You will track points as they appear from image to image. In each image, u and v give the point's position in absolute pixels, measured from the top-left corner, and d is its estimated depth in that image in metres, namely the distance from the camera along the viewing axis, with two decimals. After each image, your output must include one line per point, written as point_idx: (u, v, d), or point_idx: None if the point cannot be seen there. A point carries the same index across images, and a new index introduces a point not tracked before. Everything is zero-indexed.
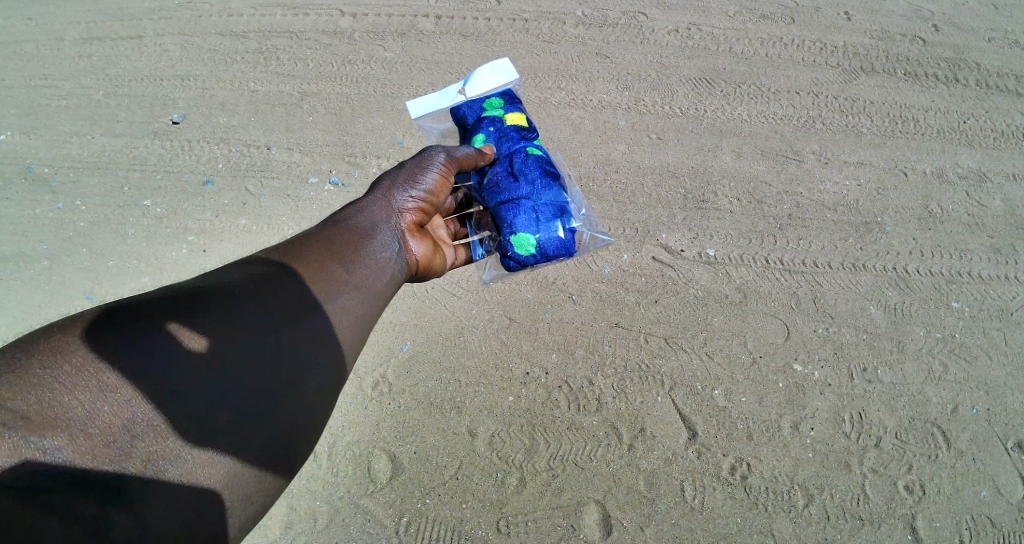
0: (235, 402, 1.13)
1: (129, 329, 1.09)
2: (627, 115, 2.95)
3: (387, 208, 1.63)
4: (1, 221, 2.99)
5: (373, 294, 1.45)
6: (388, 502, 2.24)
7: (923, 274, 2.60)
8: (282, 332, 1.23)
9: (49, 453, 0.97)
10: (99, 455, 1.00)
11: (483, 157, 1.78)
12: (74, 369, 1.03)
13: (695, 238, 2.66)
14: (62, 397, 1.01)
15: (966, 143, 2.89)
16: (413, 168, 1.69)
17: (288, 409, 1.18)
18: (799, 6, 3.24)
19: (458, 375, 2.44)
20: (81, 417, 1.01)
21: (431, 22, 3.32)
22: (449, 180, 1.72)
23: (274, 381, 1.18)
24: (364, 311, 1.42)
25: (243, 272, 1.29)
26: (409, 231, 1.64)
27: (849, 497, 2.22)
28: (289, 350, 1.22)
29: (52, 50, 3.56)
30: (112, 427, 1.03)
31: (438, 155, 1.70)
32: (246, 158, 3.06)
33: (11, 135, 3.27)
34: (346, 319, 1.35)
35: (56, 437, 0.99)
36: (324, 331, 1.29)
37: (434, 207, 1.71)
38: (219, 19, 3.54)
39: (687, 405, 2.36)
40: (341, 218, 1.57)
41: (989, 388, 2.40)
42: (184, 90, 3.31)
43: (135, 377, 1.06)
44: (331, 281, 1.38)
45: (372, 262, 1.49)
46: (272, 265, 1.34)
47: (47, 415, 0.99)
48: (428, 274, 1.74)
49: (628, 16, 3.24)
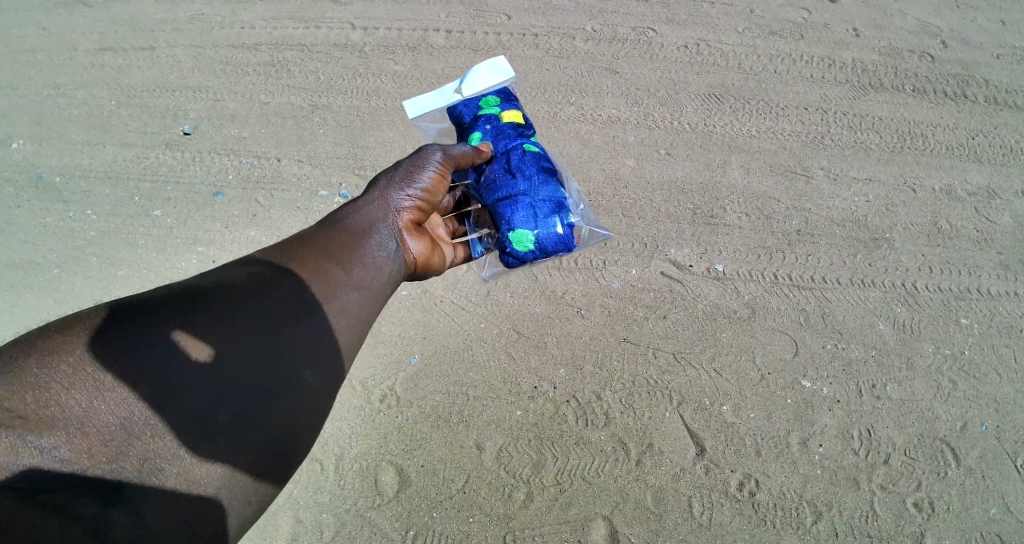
0: (234, 402, 1.14)
1: (131, 327, 1.10)
2: (636, 130, 2.97)
3: (385, 207, 1.61)
4: (12, 230, 3.02)
5: (372, 293, 1.45)
6: (395, 515, 2.24)
7: (932, 290, 2.59)
8: (282, 333, 1.24)
9: (47, 452, 0.99)
10: (96, 455, 1.02)
11: (480, 155, 1.80)
12: (72, 368, 1.04)
13: (704, 254, 2.67)
14: (59, 396, 1.03)
15: (975, 159, 2.89)
16: (410, 166, 1.67)
17: (287, 409, 1.19)
18: (808, 22, 3.26)
19: (466, 388, 2.44)
20: (78, 415, 1.03)
21: (442, 36, 3.35)
22: (446, 178, 1.71)
23: (273, 381, 1.19)
24: (365, 309, 1.42)
25: (244, 269, 1.30)
26: (407, 228, 1.62)
27: (858, 514, 2.21)
28: (289, 350, 1.23)
29: (65, 60, 3.60)
30: (110, 426, 1.04)
31: (435, 152, 1.69)
32: (257, 169, 3.08)
33: (24, 144, 3.31)
34: (346, 319, 1.35)
35: (53, 436, 1.00)
36: (324, 332, 1.30)
37: (432, 205, 1.69)
38: (231, 31, 3.58)
39: (695, 421, 2.36)
40: (338, 217, 1.54)
41: (999, 405, 2.38)
42: (195, 101, 3.34)
43: (137, 375, 1.07)
44: (330, 279, 1.38)
45: (370, 262, 1.48)
46: (270, 263, 1.34)
47: (43, 415, 1.00)
48: (426, 273, 1.72)
49: (638, 31, 3.26)
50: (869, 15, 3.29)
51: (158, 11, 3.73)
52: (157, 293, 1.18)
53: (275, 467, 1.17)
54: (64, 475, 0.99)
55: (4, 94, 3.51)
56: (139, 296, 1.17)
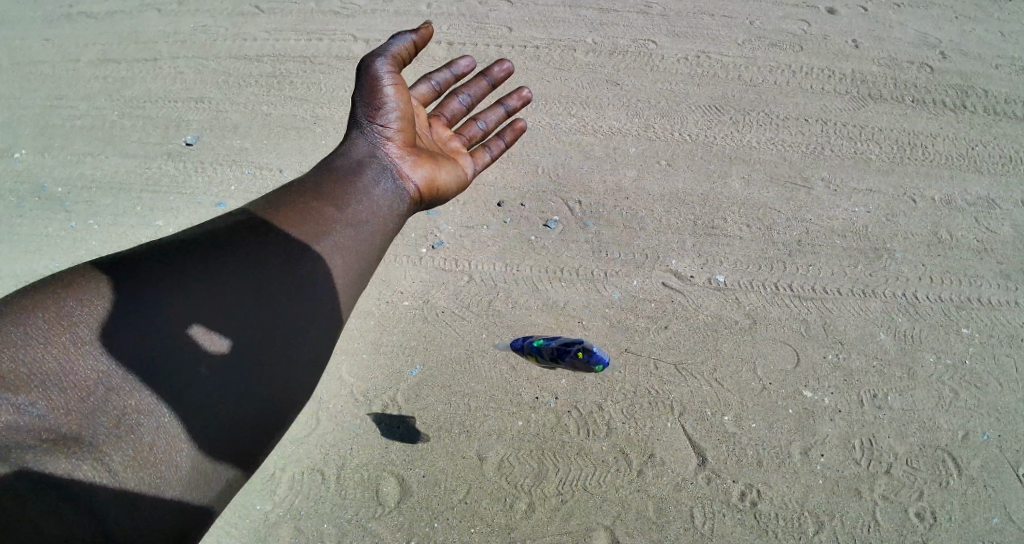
0: (233, 369, 1.28)
1: (124, 285, 1.25)
2: (637, 141, 2.99)
3: (373, 140, 1.79)
4: (15, 240, 3.04)
5: (371, 225, 1.62)
6: (397, 526, 2.24)
7: (932, 300, 2.60)
8: (279, 306, 1.39)
9: (24, 410, 1.09)
10: (74, 411, 1.13)
11: (421, 40, 1.91)
12: (48, 324, 1.16)
13: (705, 264, 2.68)
14: (36, 351, 1.13)
15: (974, 170, 2.90)
16: (368, 88, 1.81)
17: (279, 383, 1.34)
18: (807, 34, 3.28)
19: (468, 399, 2.44)
20: (54, 370, 1.14)
21: (443, 48, 3.38)
22: (403, 82, 1.87)
23: (266, 356, 1.33)
24: (375, 230, 1.62)
25: (235, 227, 1.46)
26: (401, 158, 1.80)
27: (860, 523, 2.21)
28: (283, 324, 1.38)
29: (68, 71, 3.63)
30: (88, 380, 1.16)
31: (379, 62, 1.82)
32: (259, 180, 3.10)
33: (27, 154, 3.34)
34: (345, 262, 1.51)
35: (29, 394, 1.10)
36: (321, 302, 1.45)
37: (410, 116, 1.87)
38: (234, 43, 3.61)
39: (696, 431, 2.36)
40: (330, 164, 1.72)
41: (1000, 414, 2.39)
42: (198, 112, 3.37)
43: (127, 329, 1.22)
44: (331, 221, 1.54)
45: (365, 202, 1.64)
46: (265, 216, 1.49)
47: (18, 371, 1.10)
48: (437, 191, 1.92)
49: (638, 43, 3.28)
50: (868, 26, 3.32)
51: (161, 23, 3.76)
52: (141, 253, 1.33)
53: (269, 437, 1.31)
54: (41, 431, 1.09)
55: (9, 106, 3.54)
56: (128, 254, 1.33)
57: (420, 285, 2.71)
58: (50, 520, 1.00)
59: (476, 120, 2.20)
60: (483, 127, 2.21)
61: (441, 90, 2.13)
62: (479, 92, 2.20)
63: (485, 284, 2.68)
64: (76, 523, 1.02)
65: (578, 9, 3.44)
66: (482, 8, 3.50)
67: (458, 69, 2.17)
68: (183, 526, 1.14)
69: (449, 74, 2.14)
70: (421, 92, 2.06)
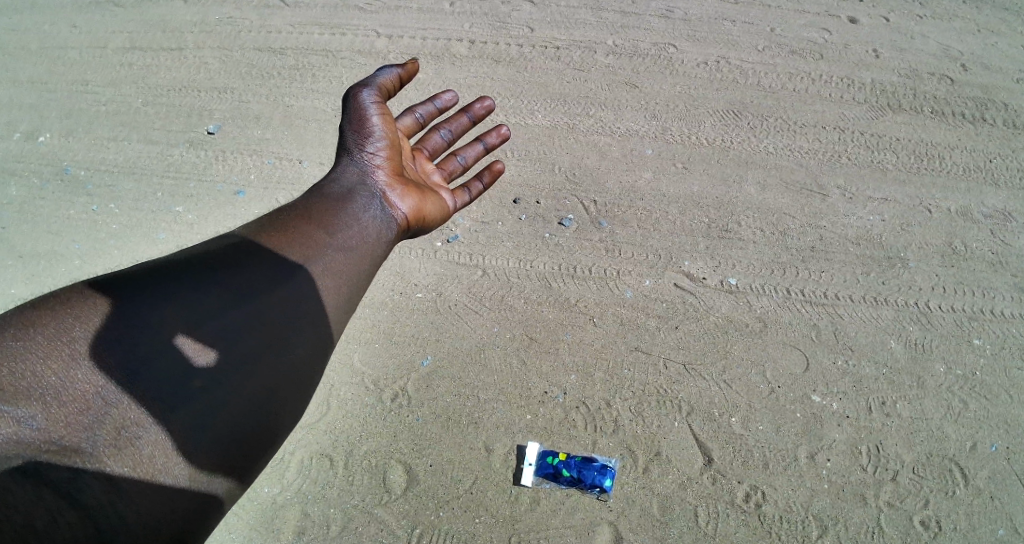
0: (232, 374, 1.41)
1: (123, 299, 1.39)
2: (654, 144, 3.00)
3: (363, 168, 1.98)
4: (36, 220, 3.10)
5: (359, 251, 1.79)
6: (402, 513, 2.26)
7: (944, 310, 2.60)
8: (273, 314, 1.53)
9: (25, 422, 1.21)
10: (72, 422, 1.25)
11: (404, 75, 2.13)
12: (48, 343, 1.29)
13: (718, 267, 2.70)
14: (35, 366, 1.26)
15: (991, 183, 2.89)
16: (356, 120, 2.02)
17: (278, 388, 1.47)
18: (829, 42, 3.29)
19: (478, 391, 2.47)
20: (54, 385, 1.26)
21: (465, 46, 3.41)
22: (389, 112, 2.07)
23: (266, 364, 1.46)
24: (362, 254, 1.79)
25: (230, 249, 1.61)
26: (390, 187, 1.99)
27: (863, 530, 2.21)
28: (280, 335, 1.52)
29: (95, 57, 3.70)
30: (85, 393, 1.28)
31: (366, 94, 2.03)
32: (278, 170, 3.15)
33: (51, 137, 3.41)
34: (336, 281, 1.67)
35: (29, 406, 1.23)
36: (314, 312, 1.59)
37: (396, 146, 2.07)
38: (258, 34, 3.66)
39: (703, 431, 2.37)
40: (323, 191, 1.91)
41: (1010, 426, 2.38)
42: (220, 102, 3.42)
43: (123, 338, 1.35)
44: (322, 245, 1.71)
45: (353, 229, 1.82)
46: (263, 238, 1.66)
47: (20, 386, 1.23)
48: (424, 222, 2.10)
49: (659, 48, 3.30)
50: (889, 37, 3.31)
51: (189, 13, 3.83)
52: (139, 270, 1.48)
53: (268, 437, 1.44)
54: (40, 440, 1.21)
55: (36, 90, 3.61)
56: (129, 272, 1.47)
57: (434, 277, 2.74)
58: (48, 523, 1.15)
59: (457, 155, 2.36)
60: (461, 162, 2.37)
61: (424, 123, 2.31)
62: (458, 129, 2.36)
63: (498, 278, 2.71)
64: (72, 527, 1.17)
65: (600, 12, 3.46)
66: (505, 8, 3.52)
67: (442, 102, 2.34)
68: (181, 522, 1.27)
69: (433, 107, 2.32)
70: (405, 124, 2.25)
